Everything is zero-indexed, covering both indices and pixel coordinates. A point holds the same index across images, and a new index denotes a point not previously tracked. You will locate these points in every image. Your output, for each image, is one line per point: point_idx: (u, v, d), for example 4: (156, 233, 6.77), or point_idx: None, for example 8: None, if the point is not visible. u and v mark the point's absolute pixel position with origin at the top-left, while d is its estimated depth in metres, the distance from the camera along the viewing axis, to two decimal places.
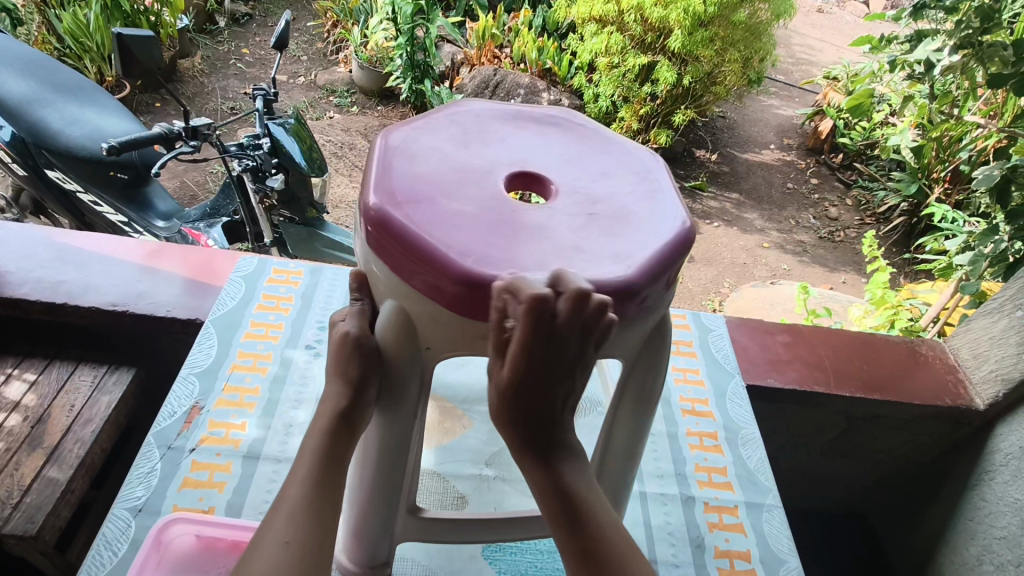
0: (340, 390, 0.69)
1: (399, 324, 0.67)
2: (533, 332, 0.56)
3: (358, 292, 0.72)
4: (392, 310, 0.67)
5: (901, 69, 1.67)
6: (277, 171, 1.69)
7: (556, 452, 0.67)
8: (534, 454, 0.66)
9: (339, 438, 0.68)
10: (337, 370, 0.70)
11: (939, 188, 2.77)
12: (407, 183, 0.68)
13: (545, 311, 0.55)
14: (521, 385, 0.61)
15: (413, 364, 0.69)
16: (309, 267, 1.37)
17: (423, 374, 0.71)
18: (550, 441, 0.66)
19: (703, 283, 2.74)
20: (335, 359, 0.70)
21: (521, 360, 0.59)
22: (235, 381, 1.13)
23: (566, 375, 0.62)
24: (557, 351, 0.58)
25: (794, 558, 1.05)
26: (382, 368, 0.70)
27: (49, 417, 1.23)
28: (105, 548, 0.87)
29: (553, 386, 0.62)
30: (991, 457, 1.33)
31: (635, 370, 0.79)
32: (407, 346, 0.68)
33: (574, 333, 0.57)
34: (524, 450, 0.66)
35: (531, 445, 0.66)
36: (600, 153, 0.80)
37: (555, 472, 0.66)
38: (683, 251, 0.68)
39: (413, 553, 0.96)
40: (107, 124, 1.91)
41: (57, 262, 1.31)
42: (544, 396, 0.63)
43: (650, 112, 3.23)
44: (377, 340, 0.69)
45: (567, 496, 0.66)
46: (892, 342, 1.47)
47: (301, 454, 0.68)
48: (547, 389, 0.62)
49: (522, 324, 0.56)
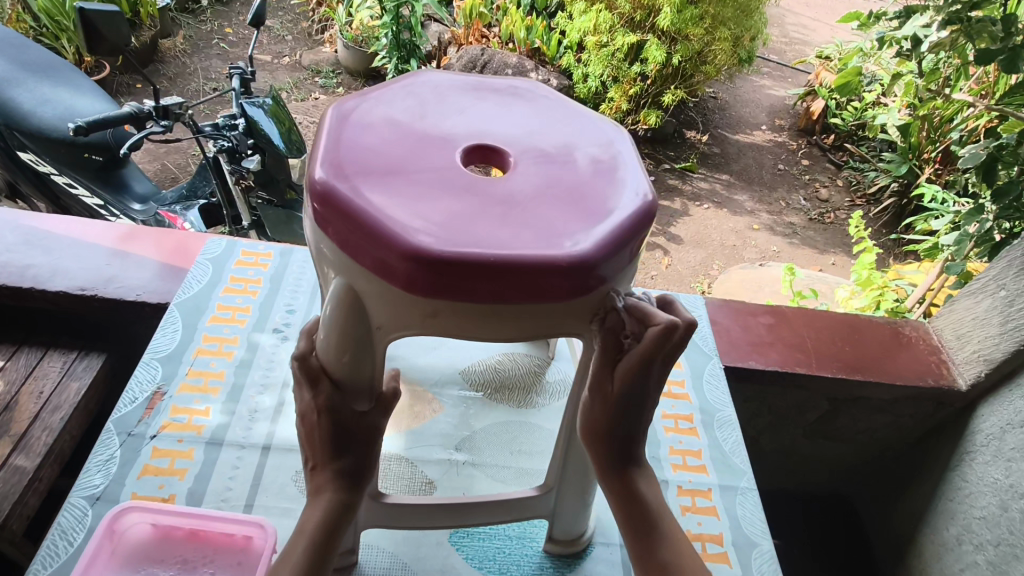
0: (322, 457, 0.69)
1: (340, 316, 0.66)
2: (656, 351, 0.64)
3: (313, 381, 0.68)
4: (334, 304, 0.65)
5: (889, 46, 1.62)
6: (252, 152, 1.64)
7: (629, 467, 0.74)
8: (612, 471, 0.73)
9: (339, 497, 0.69)
10: (314, 441, 0.70)
11: (929, 168, 2.78)
12: (357, 155, 0.65)
13: (669, 334, 0.63)
14: (629, 397, 0.68)
15: (365, 364, 0.69)
16: (279, 249, 1.34)
17: (376, 372, 0.70)
18: (628, 458, 0.73)
19: (691, 265, 2.72)
20: (307, 429, 0.70)
21: (636, 373, 0.66)
22: (199, 366, 1.11)
23: (648, 389, 0.69)
24: (658, 366, 0.67)
25: (767, 541, 1.04)
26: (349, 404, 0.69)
27: (17, 403, 1.20)
28: (60, 538, 0.86)
29: (644, 403, 0.70)
30: (972, 437, 1.32)
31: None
32: (353, 350, 0.67)
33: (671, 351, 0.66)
34: (606, 463, 0.73)
35: (612, 460, 0.73)
36: (562, 125, 0.77)
37: (634, 486, 0.73)
38: (645, 225, 0.66)
39: (379, 540, 0.95)
40: (79, 104, 1.84)
41: (24, 246, 1.27)
42: (636, 415, 0.71)
43: (640, 92, 3.17)
44: (326, 365, 0.69)
45: (644, 510, 0.73)
46: (875, 323, 1.46)
47: (297, 534, 0.69)
48: (638, 407, 0.70)
49: (649, 341, 0.64)
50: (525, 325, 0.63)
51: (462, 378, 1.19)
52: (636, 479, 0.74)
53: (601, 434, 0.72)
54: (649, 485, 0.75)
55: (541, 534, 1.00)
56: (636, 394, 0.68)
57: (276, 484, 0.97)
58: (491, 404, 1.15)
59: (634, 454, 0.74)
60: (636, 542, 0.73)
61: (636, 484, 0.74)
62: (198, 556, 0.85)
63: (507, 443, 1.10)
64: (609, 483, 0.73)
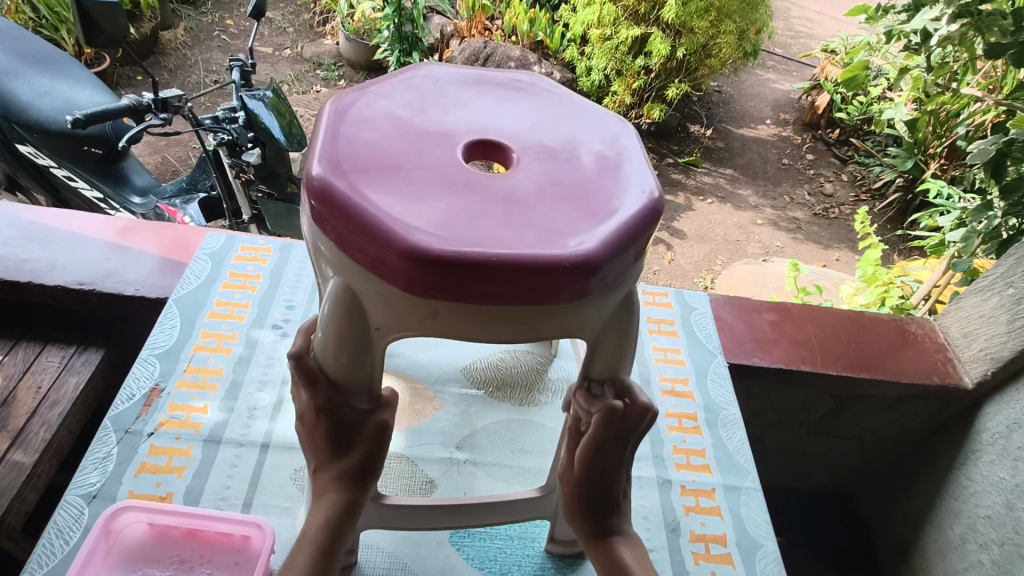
0: (325, 455, 0.70)
1: (338, 317, 0.64)
2: (605, 430, 0.71)
3: (310, 384, 0.68)
4: (331, 305, 0.64)
5: (897, 39, 1.60)
6: (253, 145, 1.63)
7: (610, 534, 0.76)
8: (592, 538, 0.75)
9: (343, 496, 0.70)
10: (314, 442, 0.71)
11: (935, 164, 2.72)
12: (355, 151, 0.63)
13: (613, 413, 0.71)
14: (592, 475, 0.74)
15: (364, 365, 0.67)
16: (278, 244, 1.33)
17: (375, 374, 0.69)
18: (607, 527, 0.76)
19: (695, 260, 2.70)
20: (306, 429, 0.70)
21: (594, 452, 0.73)
22: (197, 362, 1.09)
23: (612, 464, 0.74)
24: (616, 445, 0.73)
25: (771, 542, 1.03)
26: (350, 404, 0.69)
27: (15, 398, 1.19)
28: (56, 537, 0.85)
29: (610, 477, 0.75)
30: (978, 436, 1.31)
31: (606, 337, 0.69)
32: (352, 351, 0.66)
33: (625, 429, 0.72)
34: (586, 535, 0.76)
35: (592, 526, 0.75)
36: (566, 119, 0.75)
37: (614, 551, 0.74)
38: (651, 223, 0.64)
39: (379, 540, 0.94)
40: (78, 96, 1.82)
41: (21, 240, 1.26)
42: (605, 491, 0.75)
43: (644, 85, 3.14)
44: (324, 365, 0.68)
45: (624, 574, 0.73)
46: (881, 321, 1.44)
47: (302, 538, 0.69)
48: (606, 482, 0.75)
49: (595, 423, 0.72)
50: (528, 326, 0.61)
51: (464, 375, 1.18)
52: (617, 546, 0.75)
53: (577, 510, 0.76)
54: (633, 551, 0.75)
55: (543, 534, 0.99)
56: (600, 471, 0.74)
57: (274, 483, 0.96)
58: (492, 402, 1.14)
59: (613, 526, 0.76)
60: None
61: (617, 550, 0.74)
62: (195, 556, 0.84)
63: (508, 442, 1.08)
64: (590, 549, 0.75)
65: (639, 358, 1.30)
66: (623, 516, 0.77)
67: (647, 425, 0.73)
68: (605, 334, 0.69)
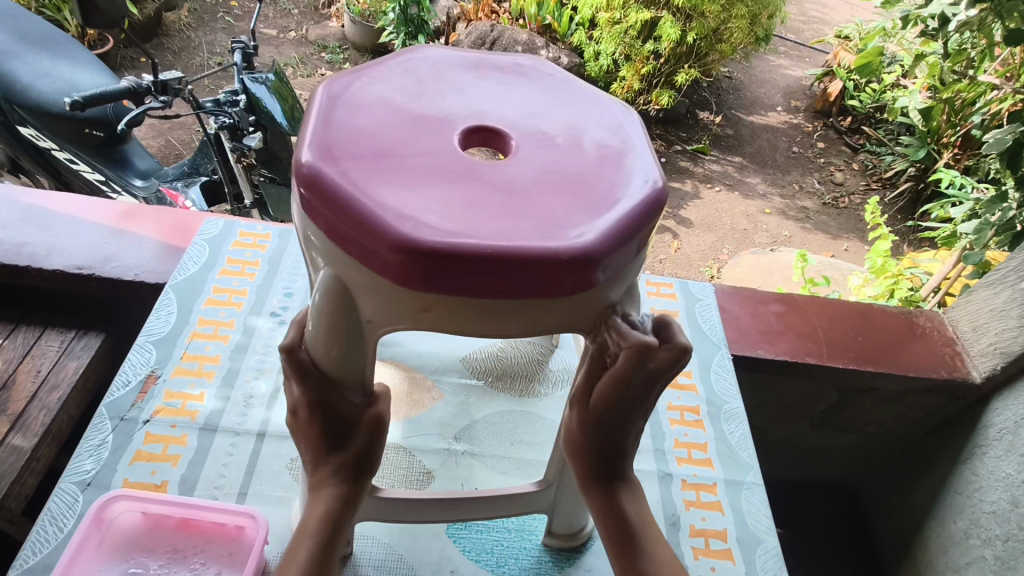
0: (322, 449, 0.69)
1: (330, 308, 0.62)
2: (632, 370, 0.64)
3: (301, 380, 0.65)
4: (321, 295, 0.62)
5: (913, 25, 1.55)
6: (254, 129, 1.59)
7: (615, 481, 0.74)
8: (597, 483, 0.74)
9: (341, 489, 0.69)
10: (308, 436, 0.69)
11: (947, 154, 2.68)
12: (347, 137, 0.61)
13: (646, 354, 0.63)
14: (610, 412, 0.69)
15: (357, 356, 0.66)
16: (277, 230, 1.32)
17: (368, 365, 0.67)
18: (613, 475, 0.74)
19: (701, 249, 2.67)
20: (299, 424, 0.69)
21: (618, 389, 0.66)
22: (194, 350, 1.09)
23: (635, 404, 0.68)
24: (643, 385, 0.67)
25: (772, 537, 1.02)
26: (343, 396, 0.68)
27: (14, 381, 1.18)
28: (50, 524, 0.85)
29: (629, 418, 0.70)
30: (985, 431, 1.28)
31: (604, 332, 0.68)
32: (343, 343, 0.64)
33: (656, 370, 0.65)
34: (590, 477, 0.74)
35: (597, 470, 0.73)
36: (567, 106, 0.73)
37: (618, 504, 0.73)
38: (653, 214, 0.62)
39: (375, 531, 0.94)
40: (79, 78, 1.80)
41: (20, 223, 1.25)
42: (621, 429, 0.71)
43: (653, 71, 3.08)
44: (316, 358, 0.66)
45: (626, 526, 0.73)
46: (889, 313, 1.41)
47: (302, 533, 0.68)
48: (624, 422, 0.70)
49: (623, 360, 0.63)
50: (524, 320, 0.59)
51: (463, 365, 1.17)
52: (622, 497, 0.74)
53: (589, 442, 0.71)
54: (636, 503, 0.75)
55: (541, 527, 0.99)
56: (619, 411, 0.69)
57: (271, 472, 0.96)
58: (491, 393, 1.13)
59: (619, 470, 0.74)
60: (616, 553, 0.73)
61: (620, 502, 0.73)
62: (188, 546, 0.84)
63: (507, 433, 1.07)
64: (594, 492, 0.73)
65: None
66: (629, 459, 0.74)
67: (680, 368, 0.66)
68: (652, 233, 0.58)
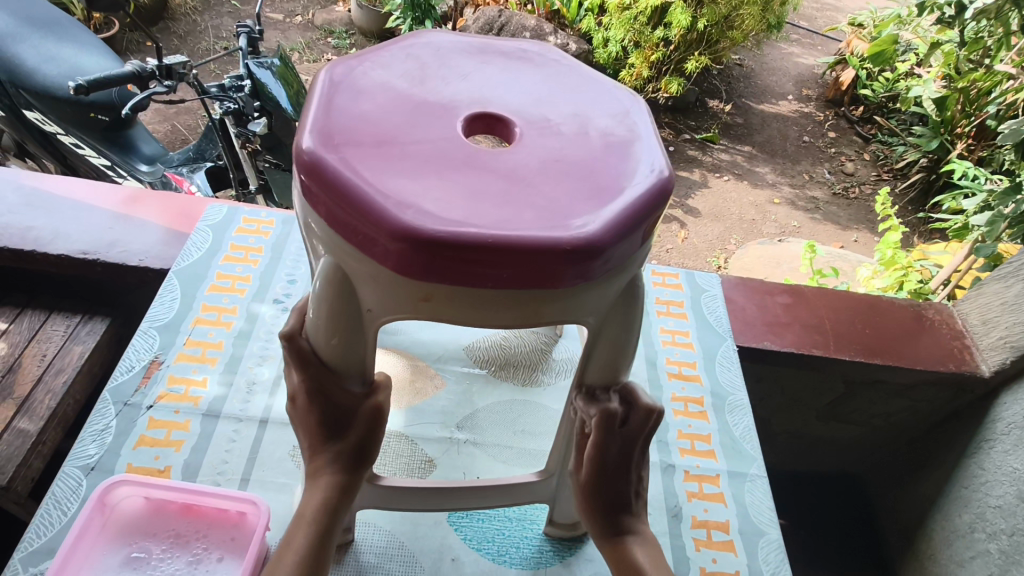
0: (319, 438, 0.70)
1: (330, 296, 0.62)
2: (605, 435, 0.71)
3: (299, 369, 0.66)
4: (322, 283, 0.62)
5: (929, 12, 1.52)
6: (259, 114, 1.57)
7: (623, 534, 0.76)
8: (606, 537, 0.76)
9: (338, 478, 0.70)
10: (306, 424, 0.70)
11: (962, 144, 2.63)
12: (348, 123, 0.60)
13: (611, 419, 0.71)
14: (600, 474, 0.74)
15: (356, 347, 0.65)
16: (281, 217, 1.32)
17: (368, 356, 0.67)
18: (621, 526, 0.76)
19: (709, 239, 2.65)
20: (298, 411, 0.69)
21: (600, 453, 0.73)
22: (197, 336, 1.09)
23: (621, 462, 0.74)
24: (621, 447, 0.74)
25: (775, 530, 1.01)
26: (342, 386, 0.68)
27: (20, 365, 1.19)
28: (54, 508, 0.86)
29: (620, 476, 0.75)
30: (993, 425, 1.27)
31: (607, 324, 0.67)
32: (343, 332, 0.64)
33: (630, 431, 0.73)
34: (600, 532, 0.76)
35: (602, 528, 0.76)
36: (573, 93, 0.72)
37: (627, 551, 0.74)
38: (659, 203, 0.61)
39: (376, 518, 0.94)
40: (85, 62, 1.79)
41: (26, 207, 1.25)
42: (617, 490, 0.76)
43: (663, 58, 3.04)
44: (316, 346, 0.66)
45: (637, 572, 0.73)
46: (898, 306, 1.40)
47: (298, 519, 0.68)
48: (617, 479, 0.75)
49: (595, 429, 0.71)
50: (526, 310, 0.59)
51: (466, 354, 1.17)
52: (630, 546, 0.75)
53: (591, 506, 0.76)
54: (646, 548, 0.75)
55: (542, 517, 0.99)
56: (608, 473, 0.74)
57: (273, 459, 0.96)
58: (495, 381, 1.13)
59: (625, 525, 0.76)
60: None
61: (631, 551, 0.74)
62: (191, 531, 0.85)
63: (510, 422, 1.07)
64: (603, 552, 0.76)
65: (646, 339, 1.28)
66: (635, 516, 0.78)
67: (655, 425, 0.73)
68: (597, 349, 0.70)
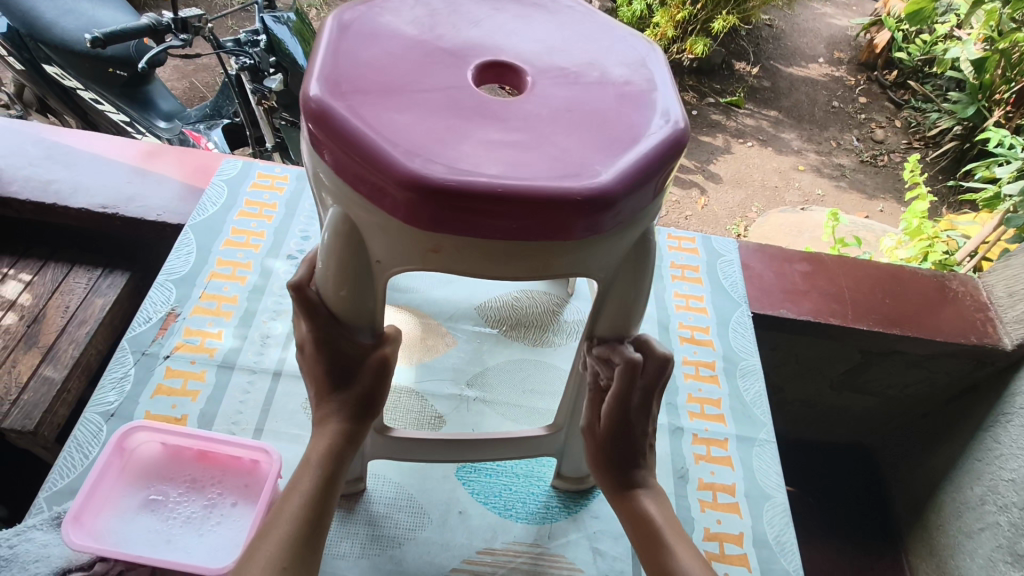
0: (325, 386, 0.71)
1: (339, 248, 0.62)
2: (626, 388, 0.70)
3: (307, 320, 0.67)
4: (330, 234, 0.62)
5: None
6: (275, 71, 1.55)
7: (634, 485, 0.77)
8: (617, 488, 0.77)
9: (345, 425, 0.72)
10: (315, 373, 0.71)
11: (999, 111, 2.48)
12: (356, 71, 0.59)
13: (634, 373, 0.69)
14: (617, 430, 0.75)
15: (366, 299, 0.66)
16: (295, 172, 1.32)
17: (377, 307, 0.68)
18: (632, 479, 0.77)
19: (729, 206, 2.60)
20: (306, 360, 0.71)
21: (617, 408, 0.73)
22: (212, 289, 1.11)
23: (636, 417, 0.75)
24: (638, 400, 0.73)
25: (781, 494, 1.02)
26: (351, 337, 0.69)
27: (44, 316, 1.22)
28: (76, 451, 0.89)
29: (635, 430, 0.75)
30: (1012, 398, 1.25)
31: (616, 281, 0.66)
32: (353, 284, 0.64)
33: (647, 385, 0.72)
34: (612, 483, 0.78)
35: (613, 481, 0.77)
36: (588, 42, 0.69)
37: (637, 503, 0.76)
38: (673, 156, 0.59)
39: (386, 471, 0.96)
40: (101, 16, 1.78)
41: (46, 161, 1.26)
42: (631, 441, 0.76)
43: (688, 17, 2.93)
44: (325, 297, 0.67)
45: (648, 524, 0.75)
46: (921, 276, 1.36)
47: (306, 464, 0.70)
48: (633, 432, 0.75)
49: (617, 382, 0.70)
50: (533, 263, 0.58)
51: (477, 314, 1.17)
52: (641, 498, 0.76)
53: (604, 458, 0.77)
54: (656, 502, 0.77)
55: (549, 474, 1.00)
56: (624, 429, 0.75)
57: (286, 410, 0.98)
58: (506, 341, 1.13)
59: (637, 478, 0.78)
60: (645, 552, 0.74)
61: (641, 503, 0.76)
62: (207, 476, 0.88)
63: (520, 382, 1.07)
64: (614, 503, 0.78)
65: (658, 303, 1.27)
66: (646, 467, 0.79)
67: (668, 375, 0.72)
68: (608, 305, 0.69)
